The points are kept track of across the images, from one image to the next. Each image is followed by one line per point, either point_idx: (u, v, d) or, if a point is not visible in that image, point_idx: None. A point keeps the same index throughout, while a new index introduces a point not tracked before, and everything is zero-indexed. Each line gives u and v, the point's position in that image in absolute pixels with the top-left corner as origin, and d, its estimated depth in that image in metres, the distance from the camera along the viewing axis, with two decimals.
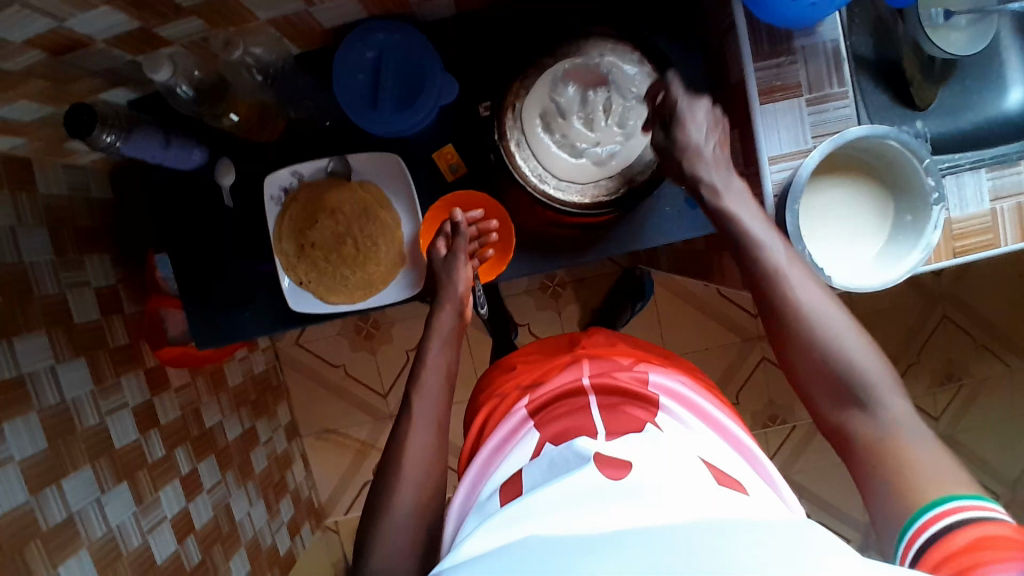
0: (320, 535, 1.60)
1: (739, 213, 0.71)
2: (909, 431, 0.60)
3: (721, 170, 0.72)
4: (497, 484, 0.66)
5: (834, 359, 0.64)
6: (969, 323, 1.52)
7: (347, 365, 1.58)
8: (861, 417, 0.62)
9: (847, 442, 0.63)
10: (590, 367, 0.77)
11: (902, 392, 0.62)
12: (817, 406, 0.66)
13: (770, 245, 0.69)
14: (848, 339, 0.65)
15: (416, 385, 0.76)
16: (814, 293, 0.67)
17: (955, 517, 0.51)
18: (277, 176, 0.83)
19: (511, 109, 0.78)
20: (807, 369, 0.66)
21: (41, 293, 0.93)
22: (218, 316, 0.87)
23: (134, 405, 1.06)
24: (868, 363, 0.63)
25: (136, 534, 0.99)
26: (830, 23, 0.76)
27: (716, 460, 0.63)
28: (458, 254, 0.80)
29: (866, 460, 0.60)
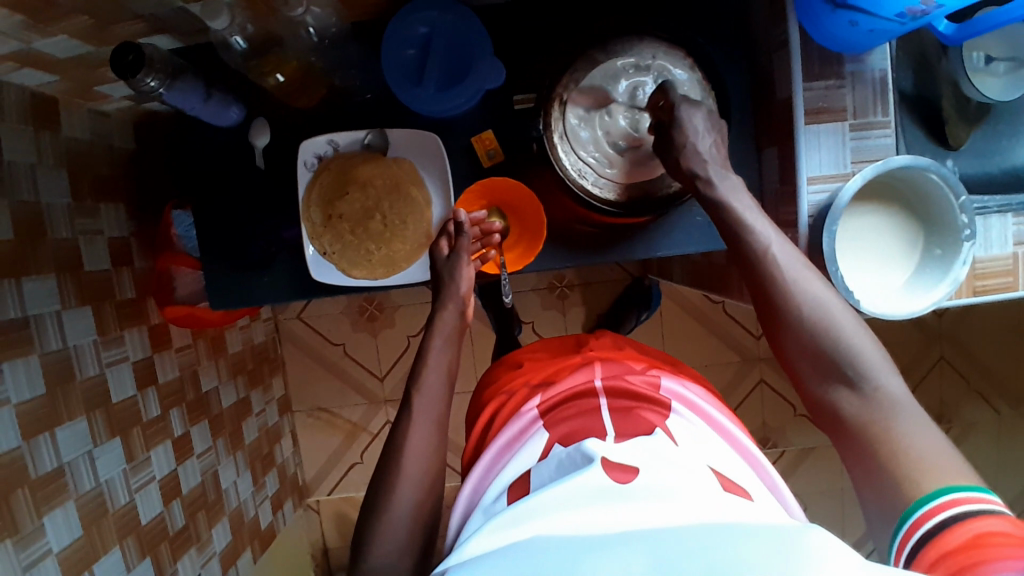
0: (301, 513, 1.58)
1: (733, 202, 0.70)
2: (898, 411, 0.58)
3: (717, 166, 0.72)
4: (504, 486, 0.62)
5: (822, 337, 0.63)
6: (965, 367, 1.53)
7: (345, 345, 1.57)
8: (849, 395, 0.61)
9: (837, 422, 0.62)
10: (602, 370, 0.75)
11: (894, 370, 0.61)
12: (806, 386, 0.65)
13: (763, 228, 0.68)
14: (837, 316, 0.63)
15: (420, 380, 0.73)
16: (804, 272, 0.65)
17: (951, 512, 0.49)
18: (313, 143, 0.82)
19: (558, 102, 0.78)
20: (795, 349, 0.65)
21: (55, 236, 0.91)
22: (236, 278, 0.86)
23: (135, 360, 1.04)
24: (858, 340, 0.62)
25: (124, 493, 0.97)
26: (881, 51, 0.76)
27: (725, 467, 0.60)
28: (460, 253, 0.79)
29: (857, 442, 0.59)
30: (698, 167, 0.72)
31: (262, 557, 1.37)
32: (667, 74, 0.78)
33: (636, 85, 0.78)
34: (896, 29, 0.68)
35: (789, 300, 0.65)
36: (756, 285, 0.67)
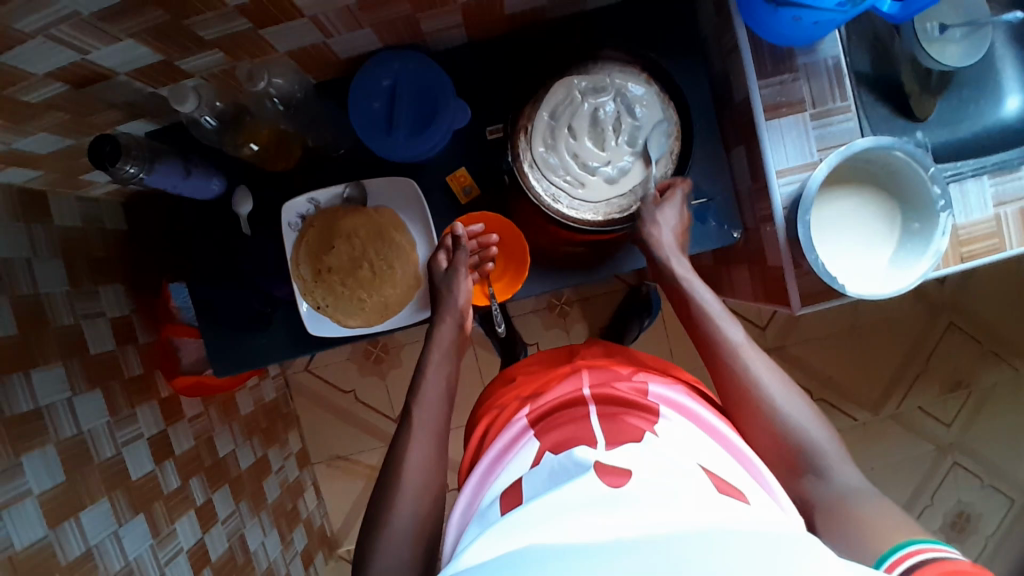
0: (333, 565, 1.58)
1: (691, 284, 0.79)
2: (860, 495, 0.61)
3: (678, 257, 0.80)
4: (497, 493, 0.64)
5: (787, 427, 0.67)
6: (974, 329, 1.52)
7: (356, 390, 1.58)
8: (813, 482, 0.65)
9: (807, 510, 0.64)
10: (590, 376, 0.76)
11: (852, 463, 0.65)
12: (773, 477, 0.68)
13: (729, 328, 0.75)
14: (797, 408, 0.68)
15: (418, 397, 0.75)
16: (766, 365, 0.72)
17: (916, 558, 0.50)
18: (295, 203, 0.84)
19: (523, 131, 0.80)
20: (763, 440, 0.69)
21: (58, 325, 0.93)
22: (238, 342, 0.88)
23: (149, 435, 1.05)
24: (818, 433, 0.67)
25: (154, 567, 0.97)
26: (829, 40, 0.78)
27: (716, 468, 0.61)
28: (459, 267, 0.81)
29: (824, 524, 0.62)
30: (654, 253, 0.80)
31: None
32: (625, 89, 0.80)
33: (597, 105, 0.80)
34: (840, 17, 0.70)
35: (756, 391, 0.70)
36: (725, 381, 0.73)
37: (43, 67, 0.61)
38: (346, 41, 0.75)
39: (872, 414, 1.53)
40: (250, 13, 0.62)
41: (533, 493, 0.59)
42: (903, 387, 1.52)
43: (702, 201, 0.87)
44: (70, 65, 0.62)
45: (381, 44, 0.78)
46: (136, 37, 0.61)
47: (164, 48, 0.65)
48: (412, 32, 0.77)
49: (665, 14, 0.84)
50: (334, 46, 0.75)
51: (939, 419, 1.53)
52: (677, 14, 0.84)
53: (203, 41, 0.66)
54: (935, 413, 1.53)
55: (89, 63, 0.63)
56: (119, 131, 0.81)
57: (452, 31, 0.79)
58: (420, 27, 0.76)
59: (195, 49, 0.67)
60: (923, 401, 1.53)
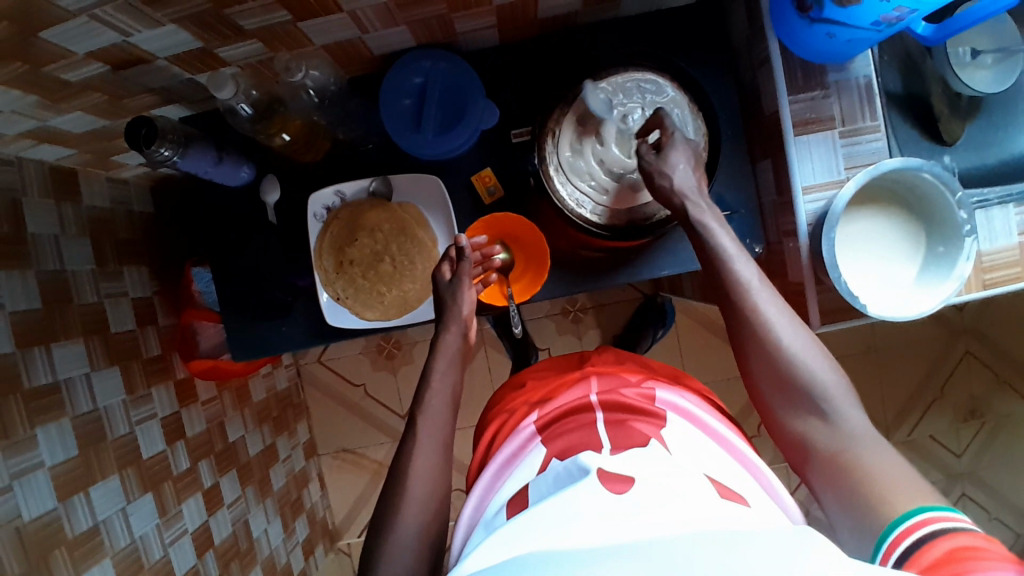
0: (333, 557, 1.59)
1: (710, 226, 0.71)
2: (863, 443, 0.61)
3: (698, 194, 0.72)
4: (503, 501, 0.64)
5: (796, 371, 0.64)
6: (992, 359, 1.50)
7: (366, 384, 1.59)
8: (819, 425, 0.63)
9: (805, 453, 0.64)
10: (599, 383, 0.77)
11: (857, 402, 0.64)
12: (775, 416, 0.66)
13: (741, 263, 0.69)
14: (809, 351, 0.65)
15: (422, 407, 0.74)
16: (775, 305, 0.67)
17: (926, 529, 0.50)
18: (321, 195, 0.85)
19: (551, 135, 0.80)
20: (768, 382, 0.66)
21: (82, 301, 0.95)
22: (257, 329, 0.89)
23: (163, 416, 1.07)
24: (827, 371, 0.64)
25: (158, 546, 0.99)
26: (863, 59, 0.78)
27: (720, 476, 0.61)
28: (461, 277, 0.79)
29: (824, 474, 0.61)
30: (670, 191, 0.73)
31: None
32: (655, 96, 0.80)
33: (626, 110, 0.79)
34: (874, 36, 0.70)
35: (764, 333, 0.66)
36: (733, 318, 0.68)
37: (86, 47, 0.62)
38: (381, 38, 0.76)
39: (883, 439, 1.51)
40: (290, 5, 0.64)
41: (536, 498, 0.60)
42: (915, 413, 1.51)
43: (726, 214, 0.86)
44: (111, 47, 0.64)
45: (415, 42, 0.79)
46: (177, 23, 0.63)
47: (204, 36, 0.66)
48: (446, 33, 0.78)
49: (697, 25, 0.84)
50: (369, 42, 0.76)
51: (950, 448, 1.51)
52: (709, 26, 0.84)
53: (243, 31, 0.67)
54: (947, 442, 1.52)
55: (130, 46, 0.65)
56: (154, 114, 0.83)
57: (485, 33, 0.80)
58: (454, 27, 0.77)
59: (234, 39, 0.68)
60: (935, 429, 1.52)
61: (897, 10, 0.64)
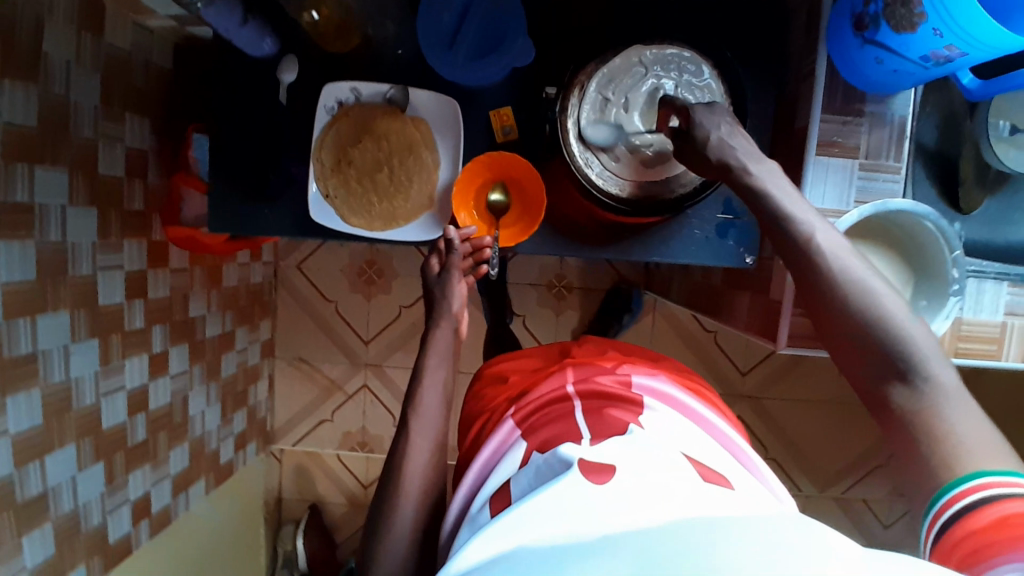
0: (263, 458, 1.63)
1: (772, 188, 0.66)
2: (953, 405, 0.54)
3: (754, 153, 0.69)
4: (487, 496, 0.63)
5: (871, 328, 0.58)
6: None
7: (339, 303, 1.58)
8: (900, 388, 0.56)
9: (887, 418, 0.57)
10: (574, 374, 0.77)
11: (947, 359, 0.57)
12: (852, 378, 0.60)
13: (806, 215, 0.65)
14: (892, 306, 0.59)
15: (416, 405, 0.73)
16: (849, 259, 0.61)
17: (980, 494, 0.48)
18: (337, 88, 0.82)
19: (579, 88, 0.78)
20: (840, 344, 0.60)
21: (78, 134, 0.94)
22: (239, 205, 0.87)
23: (128, 269, 1.07)
24: (910, 324, 0.58)
25: (91, 393, 0.99)
26: (903, 98, 0.77)
27: (701, 455, 0.61)
28: (450, 271, 0.81)
29: (904, 439, 0.55)
30: (726, 159, 0.69)
31: (215, 490, 1.42)
32: (692, 78, 0.78)
33: (658, 83, 0.77)
34: (920, 72, 0.68)
35: (833, 285, 0.61)
36: (801, 277, 0.63)
37: None
38: None
39: (817, 488, 1.55)
40: None
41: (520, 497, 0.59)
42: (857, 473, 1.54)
43: (728, 217, 0.85)
44: None
45: None
46: None
47: None
48: None
49: (756, 21, 0.82)
50: None
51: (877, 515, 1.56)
52: (767, 25, 0.82)
53: None
54: (877, 509, 1.56)
55: None
56: None
57: None
58: None
59: None
60: (869, 494, 1.55)
61: (947, 49, 0.62)
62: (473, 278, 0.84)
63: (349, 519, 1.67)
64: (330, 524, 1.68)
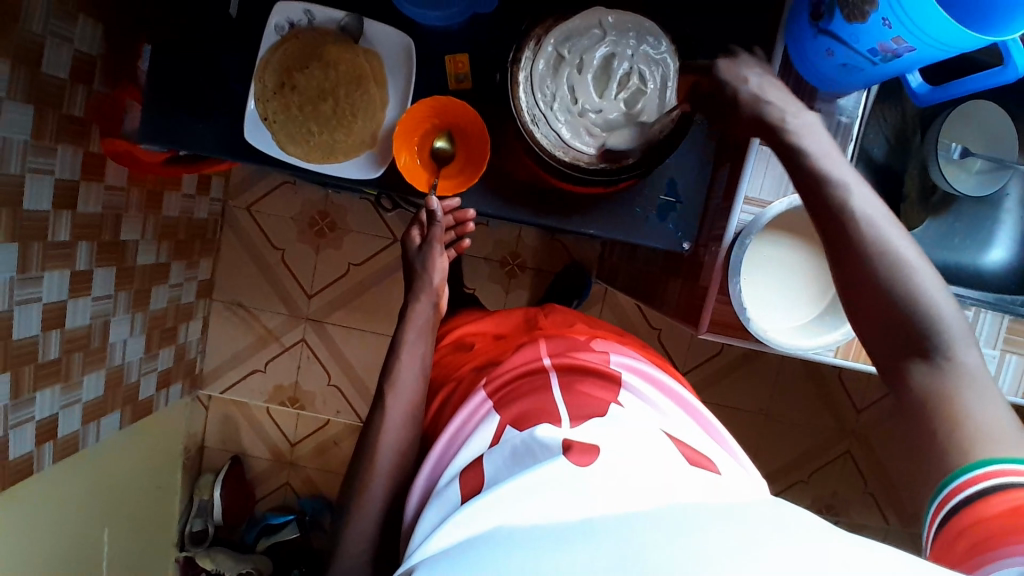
0: (188, 402, 1.56)
1: (810, 145, 0.65)
2: (970, 386, 0.56)
3: (791, 105, 0.66)
4: (456, 471, 0.62)
5: (903, 300, 0.59)
6: (866, 468, 1.58)
7: (286, 252, 1.54)
8: (921, 364, 0.58)
9: (904, 393, 0.59)
10: (549, 347, 0.76)
11: (974, 342, 0.58)
12: (872, 351, 0.61)
13: (845, 177, 0.63)
14: (923, 279, 0.59)
15: (392, 380, 0.75)
16: (889, 226, 0.61)
17: (990, 483, 0.51)
18: (288, 7, 0.79)
19: (535, 41, 0.76)
20: (868, 313, 0.61)
21: (24, 27, 0.89)
22: (174, 119, 0.83)
23: (59, 178, 1.02)
24: (942, 302, 0.59)
25: (4, 299, 0.94)
26: (852, 100, 0.79)
27: (676, 432, 0.64)
28: (432, 244, 0.80)
29: (920, 416, 0.57)
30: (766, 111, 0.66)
31: (129, 426, 1.35)
32: (650, 49, 0.76)
33: (615, 49, 0.76)
34: (869, 68, 0.68)
35: (870, 256, 0.61)
36: (832, 240, 0.63)
37: None
38: None
39: None
40: None
41: (496, 478, 0.57)
42: (781, 485, 1.56)
43: (669, 200, 0.84)
44: None
45: None
46: None
47: None
48: None
49: None
50: None
51: None
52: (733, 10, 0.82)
53: None
54: None
55: None
56: None
57: None
58: None
59: None
60: None
61: (894, 43, 0.62)
62: (452, 252, 0.84)
63: (272, 474, 1.63)
64: (252, 477, 1.64)
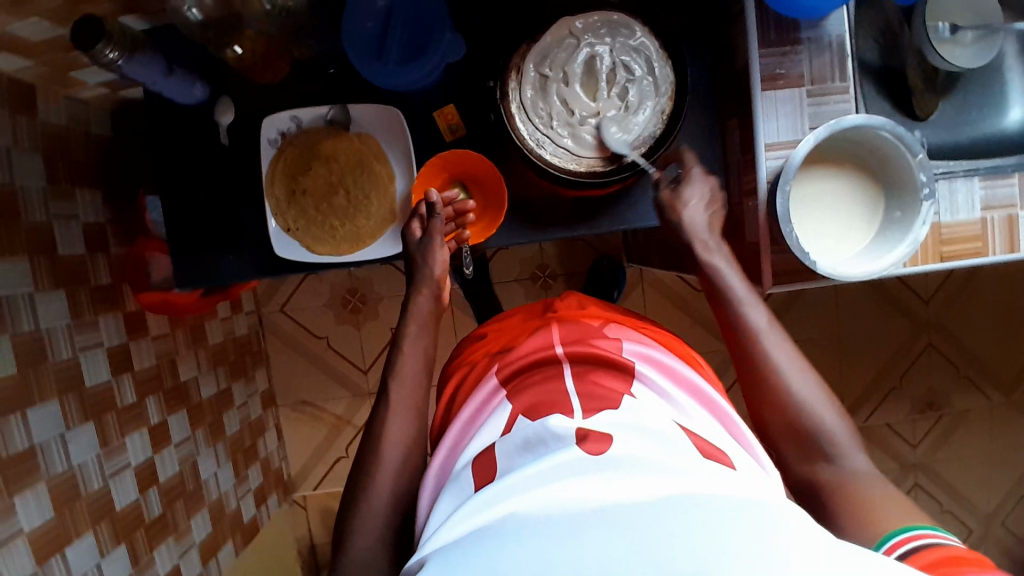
0: (286, 508, 1.59)
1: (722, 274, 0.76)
2: (868, 484, 0.63)
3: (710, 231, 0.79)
4: (471, 457, 0.60)
5: (806, 413, 0.67)
6: (952, 354, 1.55)
7: (329, 338, 1.57)
8: (826, 467, 0.66)
9: (813, 492, 0.66)
10: (564, 334, 0.72)
11: (863, 450, 0.66)
12: (787, 462, 0.68)
13: (749, 312, 0.74)
14: (820, 397, 0.68)
15: (397, 372, 0.75)
16: (786, 351, 0.71)
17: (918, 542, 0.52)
18: (276, 119, 0.81)
19: (516, 71, 0.77)
20: (779, 427, 0.69)
21: (29, 219, 0.92)
22: (203, 258, 0.85)
23: (109, 346, 1.05)
24: (836, 421, 0.67)
25: (97, 477, 0.97)
26: (836, 18, 0.78)
27: (695, 427, 0.61)
28: (433, 235, 0.79)
29: (833, 508, 0.62)
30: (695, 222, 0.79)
31: (244, 550, 1.39)
32: (625, 40, 0.77)
33: (593, 50, 0.77)
34: None
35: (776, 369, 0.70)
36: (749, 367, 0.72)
37: None
38: None
39: None
40: None
41: (507, 468, 0.55)
42: (875, 399, 1.54)
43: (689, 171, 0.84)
44: None
45: None
46: None
47: None
48: None
49: None
50: None
51: (905, 438, 1.56)
52: None
53: None
54: (903, 431, 1.56)
55: None
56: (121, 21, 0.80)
57: None
58: None
59: None
60: (891, 418, 1.56)
61: None
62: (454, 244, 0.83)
63: None
64: None
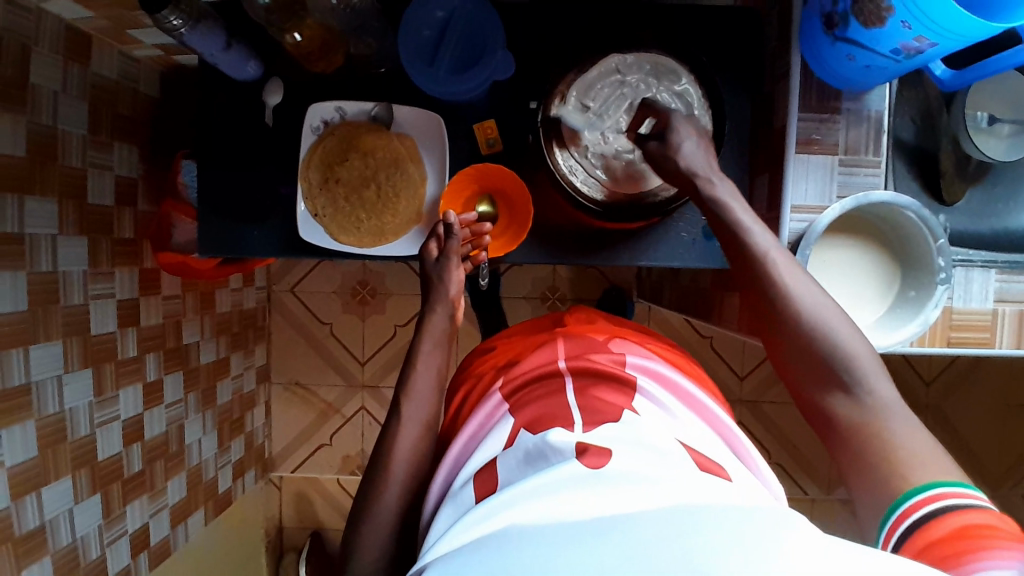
0: (262, 486, 1.60)
1: (733, 206, 0.70)
2: (890, 414, 0.59)
3: (710, 167, 0.73)
4: (470, 473, 0.59)
5: (818, 341, 0.63)
6: (947, 442, 1.54)
7: (333, 325, 1.58)
8: (842, 397, 0.62)
9: (830, 425, 0.62)
10: (566, 348, 0.73)
11: (887, 374, 0.62)
12: (800, 386, 0.65)
13: (761, 235, 0.68)
14: (837, 327, 0.63)
15: (408, 389, 0.71)
16: (797, 276, 0.66)
17: (938, 504, 0.51)
18: (321, 108, 0.84)
19: (559, 98, 0.80)
20: (792, 353, 0.65)
21: (66, 163, 0.94)
22: (228, 227, 0.87)
23: (120, 298, 1.06)
24: (856, 348, 0.62)
25: (86, 424, 0.98)
26: (878, 94, 0.79)
27: (694, 442, 0.60)
28: (449, 256, 0.79)
29: (851, 445, 0.60)
30: (691, 166, 0.72)
31: (214, 520, 1.39)
32: (671, 84, 0.80)
33: (636, 90, 0.79)
34: (891, 66, 0.70)
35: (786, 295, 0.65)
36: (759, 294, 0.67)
37: None
38: None
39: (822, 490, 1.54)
40: None
41: (510, 480, 0.55)
42: None
43: None
44: None
45: None
46: None
47: None
48: None
49: (729, 21, 0.84)
50: None
51: None
52: (741, 30, 0.84)
53: None
54: None
55: None
56: None
57: None
58: None
59: None
60: None
61: (917, 41, 0.64)
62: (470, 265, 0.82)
63: None
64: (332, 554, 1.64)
